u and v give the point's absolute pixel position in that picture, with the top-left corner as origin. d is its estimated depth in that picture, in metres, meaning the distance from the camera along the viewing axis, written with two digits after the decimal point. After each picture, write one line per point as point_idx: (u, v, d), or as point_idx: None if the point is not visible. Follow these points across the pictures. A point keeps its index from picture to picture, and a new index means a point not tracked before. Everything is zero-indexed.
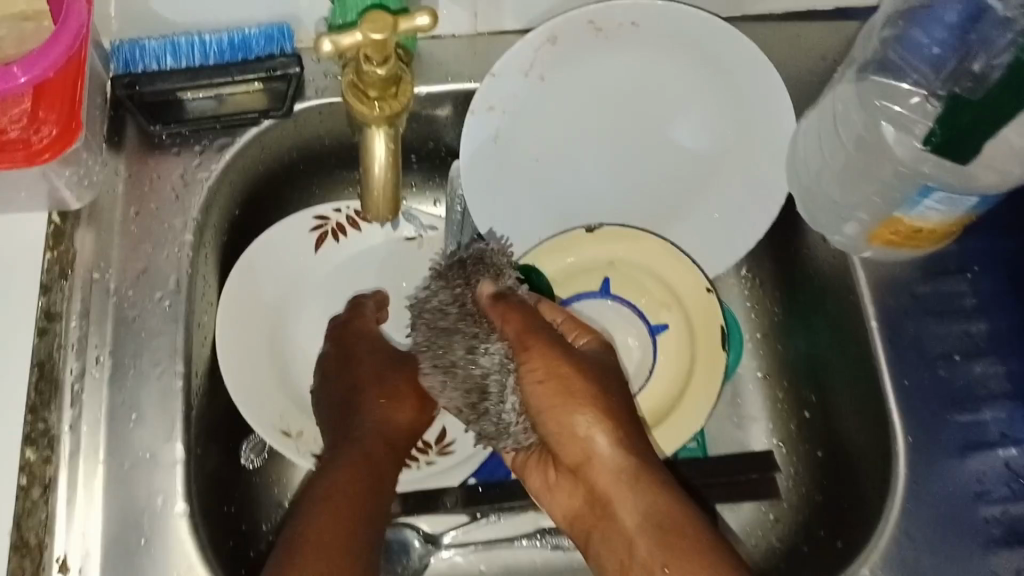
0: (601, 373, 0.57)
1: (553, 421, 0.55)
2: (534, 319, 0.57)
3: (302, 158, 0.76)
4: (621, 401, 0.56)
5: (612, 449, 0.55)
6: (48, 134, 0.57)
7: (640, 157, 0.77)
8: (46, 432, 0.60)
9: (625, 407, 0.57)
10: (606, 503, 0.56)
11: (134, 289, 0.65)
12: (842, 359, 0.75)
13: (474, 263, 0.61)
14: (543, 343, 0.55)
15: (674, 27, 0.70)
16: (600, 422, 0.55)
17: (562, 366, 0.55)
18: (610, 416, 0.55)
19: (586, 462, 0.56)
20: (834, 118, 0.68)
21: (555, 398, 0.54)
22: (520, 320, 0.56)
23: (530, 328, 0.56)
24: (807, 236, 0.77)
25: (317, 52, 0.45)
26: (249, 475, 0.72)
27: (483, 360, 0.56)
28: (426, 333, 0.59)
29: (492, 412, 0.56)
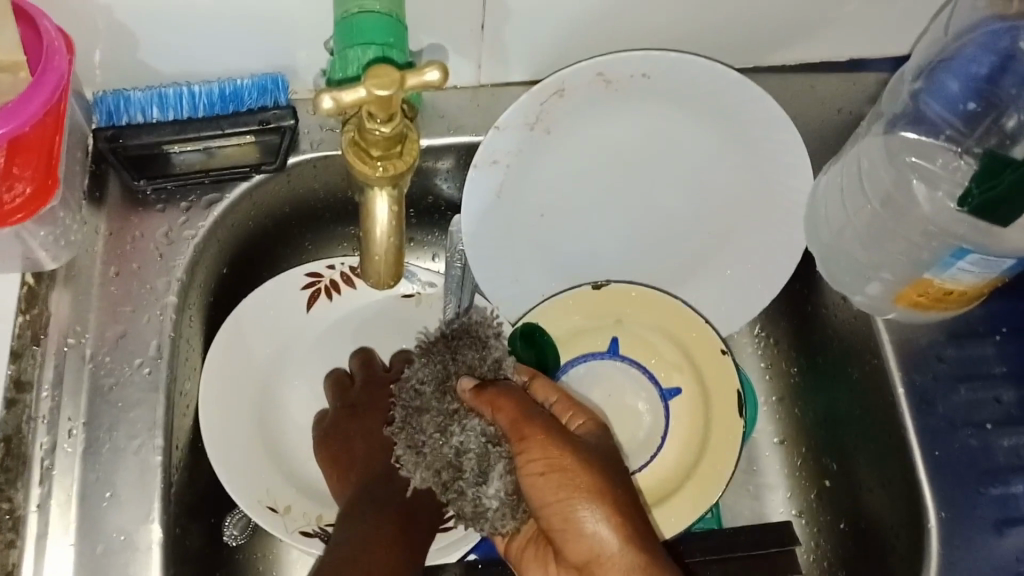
0: (605, 460, 0.55)
1: (559, 514, 0.53)
2: (527, 403, 0.54)
3: (295, 213, 0.72)
4: (626, 488, 0.54)
5: (619, 544, 0.52)
6: (21, 192, 0.53)
7: (651, 213, 0.73)
8: (11, 512, 0.55)
9: (629, 494, 0.54)
10: None
11: (111, 355, 0.61)
12: (869, 425, 0.71)
13: (457, 336, 0.57)
14: (542, 431, 0.53)
15: (690, 82, 0.65)
16: (606, 516, 0.52)
17: (562, 457, 0.53)
18: (615, 508, 0.52)
19: (593, 561, 0.53)
20: (860, 173, 0.65)
21: (555, 489, 0.52)
22: (513, 408, 0.53)
23: (524, 416, 0.53)
24: (826, 295, 0.74)
25: (315, 110, 0.40)
26: (232, 553, 0.66)
27: (460, 440, 0.53)
28: (400, 414, 0.56)
29: (469, 495, 0.52)
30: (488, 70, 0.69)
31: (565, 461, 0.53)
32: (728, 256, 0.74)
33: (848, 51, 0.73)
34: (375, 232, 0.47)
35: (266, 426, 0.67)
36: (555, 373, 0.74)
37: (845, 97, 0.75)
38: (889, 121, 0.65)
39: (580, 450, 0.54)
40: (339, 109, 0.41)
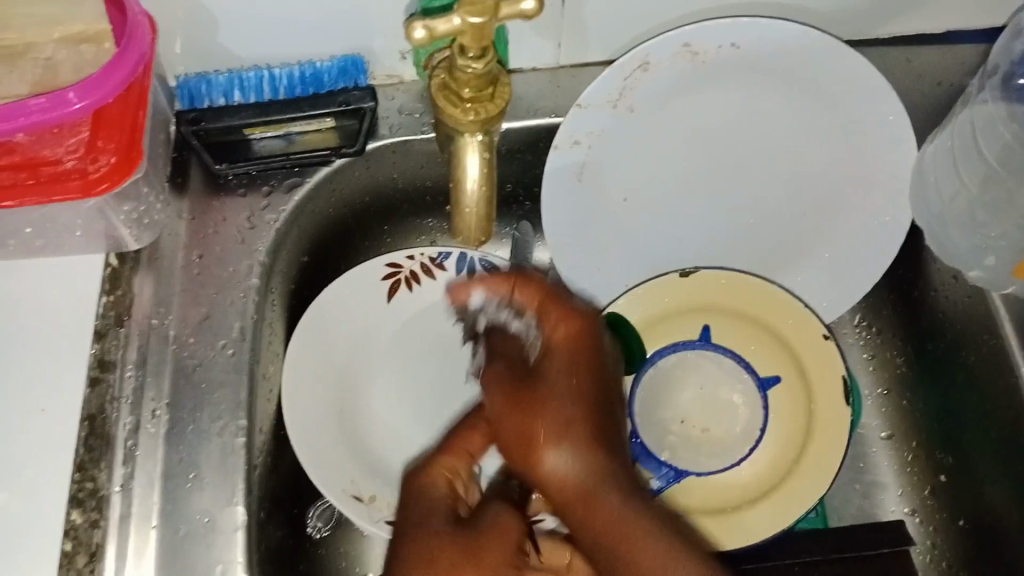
0: (573, 358, 0.50)
1: (519, 448, 0.48)
2: (518, 363, 0.52)
3: (375, 204, 0.70)
4: (575, 362, 0.50)
5: (570, 400, 0.48)
6: (105, 163, 0.52)
7: (740, 191, 0.69)
8: (95, 492, 0.54)
9: (594, 387, 0.49)
10: (534, 466, 0.48)
11: (195, 336, 0.60)
12: (984, 413, 0.67)
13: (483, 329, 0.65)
14: (499, 376, 0.52)
15: (785, 51, 0.60)
16: (568, 371, 0.49)
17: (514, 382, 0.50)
18: (582, 385, 0.49)
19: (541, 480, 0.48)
20: (974, 131, 0.64)
21: (516, 425, 0.49)
22: (503, 369, 0.52)
23: (516, 394, 0.50)
24: (934, 276, 0.70)
25: (408, 38, 0.41)
26: (314, 546, 0.64)
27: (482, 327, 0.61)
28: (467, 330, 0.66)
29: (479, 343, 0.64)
30: (567, 50, 0.67)
31: (523, 384, 0.50)
32: (826, 238, 0.71)
33: (945, 18, 0.68)
34: (466, 181, 0.48)
35: (346, 414, 0.65)
36: (642, 365, 0.70)
37: (943, 69, 0.70)
38: (1004, 78, 0.63)
39: (546, 342, 0.52)
40: (433, 38, 0.42)
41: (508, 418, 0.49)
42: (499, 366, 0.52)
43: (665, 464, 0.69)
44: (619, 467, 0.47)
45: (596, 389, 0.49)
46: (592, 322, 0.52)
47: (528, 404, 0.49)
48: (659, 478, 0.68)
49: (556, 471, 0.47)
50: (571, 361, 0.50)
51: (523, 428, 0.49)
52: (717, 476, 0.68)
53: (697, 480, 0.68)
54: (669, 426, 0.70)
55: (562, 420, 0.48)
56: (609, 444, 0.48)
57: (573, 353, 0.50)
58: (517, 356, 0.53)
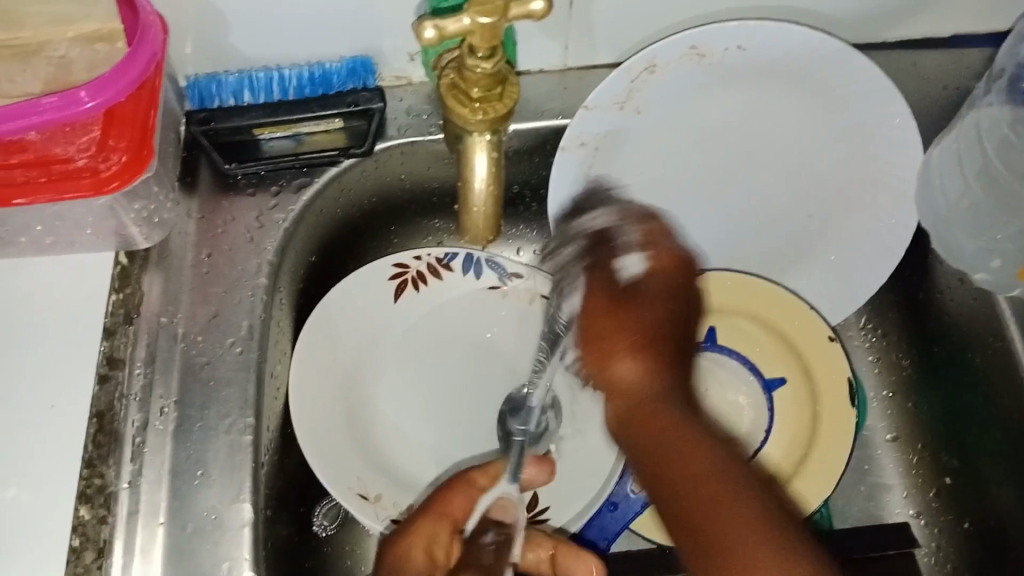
0: (670, 291, 0.51)
1: (596, 341, 0.49)
2: (609, 262, 0.52)
3: (382, 204, 0.70)
4: (664, 283, 0.51)
5: (655, 314, 0.49)
6: (117, 161, 0.53)
7: (747, 192, 0.69)
8: (103, 488, 0.54)
9: (677, 321, 0.50)
10: (607, 366, 0.49)
11: (203, 335, 0.61)
12: (989, 415, 0.67)
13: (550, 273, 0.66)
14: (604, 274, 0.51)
15: (794, 53, 0.60)
16: (655, 298, 0.50)
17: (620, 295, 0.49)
18: (668, 315, 0.50)
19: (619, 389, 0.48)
20: (979, 135, 0.64)
21: (601, 325, 0.49)
22: (601, 280, 0.50)
23: (617, 306, 0.49)
24: (940, 279, 0.70)
25: (418, 38, 0.41)
26: (321, 544, 0.64)
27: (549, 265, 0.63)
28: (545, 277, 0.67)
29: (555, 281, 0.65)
30: (575, 52, 0.67)
31: (644, 287, 0.50)
32: (833, 240, 0.71)
33: (951, 22, 0.68)
34: (474, 181, 0.48)
35: (353, 413, 0.65)
36: None
37: (949, 72, 0.70)
38: (1010, 81, 0.64)
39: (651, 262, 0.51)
40: (442, 38, 0.42)
41: (593, 319, 0.49)
42: (597, 279, 0.51)
43: None
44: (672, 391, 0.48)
45: (673, 321, 0.50)
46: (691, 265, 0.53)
47: (625, 312, 0.49)
48: None
49: (626, 378, 0.48)
50: (669, 289, 0.51)
51: (608, 321, 0.49)
52: None
53: None
54: None
55: (639, 335, 0.49)
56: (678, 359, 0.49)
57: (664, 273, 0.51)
58: (610, 266, 0.51)
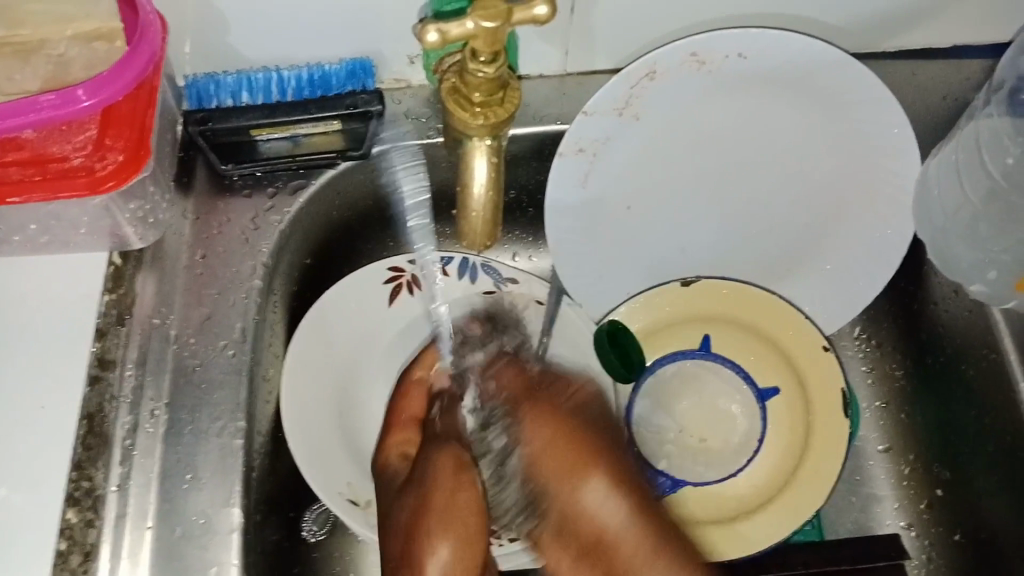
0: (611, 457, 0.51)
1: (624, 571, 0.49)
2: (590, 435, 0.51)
3: (377, 206, 0.70)
4: (610, 475, 0.50)
5: (620, 516, 0.49)
6: (113, 161, 0.52)
7: (743, 201, 0.69)
8: (91, 491, 0.54)
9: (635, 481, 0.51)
10: None
11: (196, 337, 0.60)
12: (983, 428, 0.67)
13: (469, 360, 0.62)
14: (575, 527, 0.49)
15: (792, 64, 0.60)
16: (611, 487, 0.50)
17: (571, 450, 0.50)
18: (618, 476, 0.50)
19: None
20: (979, 146, 0.64)
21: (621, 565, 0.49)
22: (564, 442, 0.51)
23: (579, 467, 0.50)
24: (934, 291, 0.71)
25: (421, 40, 0.41)
26: (310, 549, 0.64)
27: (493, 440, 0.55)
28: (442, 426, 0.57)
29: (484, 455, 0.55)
30: (575, 58, 0.67)
31: (598, 502, 0.49)
32: (827, 251, 0.71)
33: (951, 34, 0.69)
34: (473, 185, 0.48)
35: (344, 417, 0.64)
36: (641, 373, 0.70)
37: (946, 84, 0.71)
38: (1009, 93, 0.64)
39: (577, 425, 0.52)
40: (445, 42, 0.42)
41: (560, 441, 0.51)
42: (574, 503, 0.49)
43: (662, 473, 0.68)
44: (644, 502, 0.50)
45: (656, 516, 0.50)
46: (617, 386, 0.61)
47: (606, 525, 0.49)
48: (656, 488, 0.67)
49: None
50: (614, 418, 0.55)
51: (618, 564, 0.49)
52: (717, 486, 0.68)
53: (693, 490, 0.68)
54: (668, 436, 0.71)
55: (605, 453, 0.51)
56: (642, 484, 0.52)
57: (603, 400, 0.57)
58: (569, 479, 0.50)
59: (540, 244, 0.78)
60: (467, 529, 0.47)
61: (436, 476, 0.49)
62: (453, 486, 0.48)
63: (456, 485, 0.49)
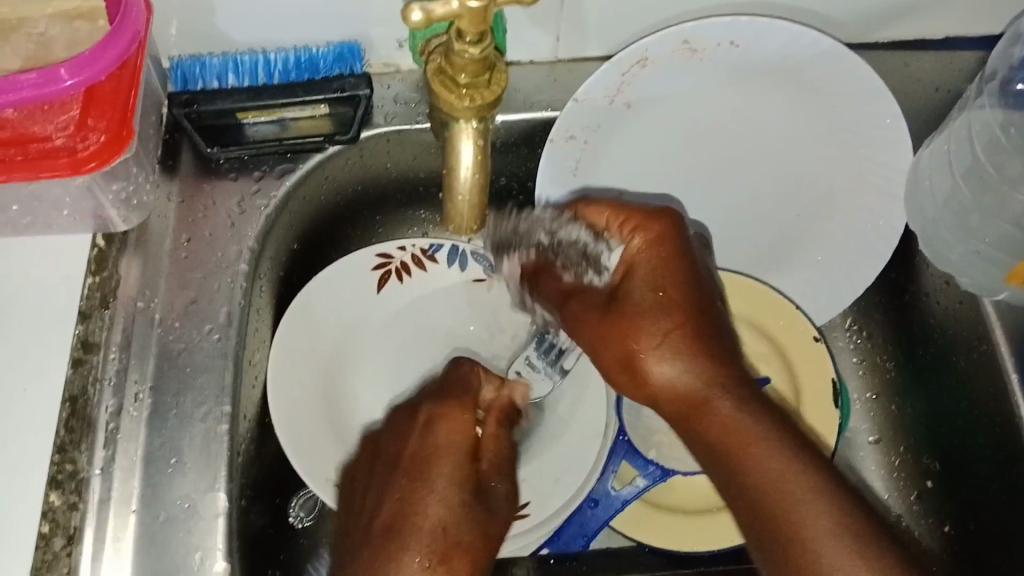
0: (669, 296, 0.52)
1: (693, 402, 0.51)
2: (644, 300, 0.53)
3: (367, 192, 0.69)
4: (663, 329, 0.52)
5: (679, 366, 0.51)
6: (95, 141, 0.52)
7: (735, 190, 0.69)
8: (74, 474, 0.53)
9: (690, 308, 0.52)
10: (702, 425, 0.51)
11: (181, 320, 0.60)
12: (972, 421, 0.67)
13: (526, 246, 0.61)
14: (650, 350, 0.52)
15: (786, 51, 0.59)
16: (674, 348, 0.52)
17: (631, 322, 0.52)
18: (679, 321, 0.52)
19: (698, 411, 0.51)
20: (971, 136, 0.64)
21: (687, 405, 0.51)
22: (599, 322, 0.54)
23: (630, 333, 0.52)
24: (926, 281, 0.70)
25: (405, 20, 0.41)
26: (297, 536, 0.64)
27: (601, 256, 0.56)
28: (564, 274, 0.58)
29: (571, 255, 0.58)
30: (566, 44, 0.67)
31: (679, 345, 0.52)
32: (819, 242, 0.70)
33: (945, 24, 0.68)
34: (460, 169, 0.48)
35: (331, 402, 0.64)
36: None
37: (940, 75, 0.70)
38: (1002, 84, 0.63)
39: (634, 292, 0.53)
40: (431, 21, 0.41)
41: (609, 341, 0.53)
42: (648, 345, 0.52)
43: (652, 464, 0.67)
44: (714, 348, 0.52)
45: (703, 342, 0.52)
46: (676, 225, 0.54)
47: (671, 352, 0.52)
48: (646, 477, 0.66)
49: (726, 418, 0.50)
50: (663, 295, 0.52)
51: (686, 398, 0.51)
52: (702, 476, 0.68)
53: (682, 480, 0.68)
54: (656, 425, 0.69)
55: (658, 332, 0.52)
56: (706, 345, 0.52)
57: (649, 258, 0.54)
58: (631, 343, 0.52)
59: None
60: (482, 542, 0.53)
61: (487, 486, 0.54)
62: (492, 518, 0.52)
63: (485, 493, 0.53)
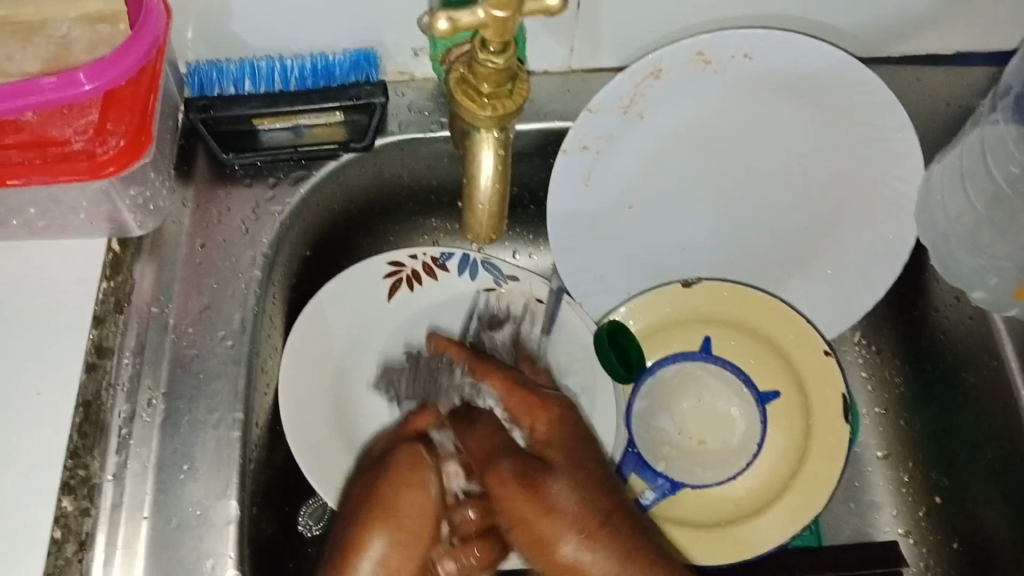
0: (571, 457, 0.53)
1: None
2: (556, 468, 0.52)
3: (379, 200, 0.69)
4: (578, 490, 0.51)
5: (589, 544, 0.49)
6: (114, 145, 0.52)
7: (746, 203, 0.69)
8: (86, 480, 0.53)
9: (601, 479, 0.53)
10: None
11: (194, 326, 0.60)
12: (983, 437, 0.67)
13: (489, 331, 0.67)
14: (550, 512, 0.50)
15: (801, 64, 0.60)
16: (587, 525, 0.50)
17: (538, 488, 0.50)
18: (589, 490, 0.51)
19: None
20: (984, 152, 0.64)
21: None
22: (511, 489, 0.51)
23: (534, 497, 0.50)
24: (936, 296, 0.70)
25: (432, 29, 0.41)
26: (306, 544, 0.63)
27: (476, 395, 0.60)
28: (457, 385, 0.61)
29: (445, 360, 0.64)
30: (580, 54, 0.67)
31: (596, 526, 0.50)
32: (830, 255, 0.71)
33: (956, 40, 0.68)
34: (481, 178, 0.47)
35: (341, 410, 0.64)
36: (641, 374, 0.70)
37: (951, 90, 0.70)
38: (1016, 100, 0.64)
39: (550, 462, 0.52)
40: (457, 30, 0.42)
41: (519, 516, 0.50)
42: (557, 514, 0.50)
43: (660, 476, 0.68)
44: (627, 525, 0.51)
45: (617, 520, 0.51)
46: (565, 411, 0.56)
47: (591, 527, 0.50)
48: (654, 490, 0.67)
49: None
50: (573, 466, 0.52)
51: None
52: (713, 489, 0.68)
53: (692, 492, 0.68)
54: (666, 437, 0.70)
55: (575, 501, 0.50)
56: (625, 525, 0.51)
57: (558, 443, 0.54)
58: (540, 507, 0.50)
59: (540, 242, 0.77)
60: (416, 532, 0.52)
61: (392, 467, 0.54)
62: (401, 484, 0.52)
63: (410, 479, 0.53)
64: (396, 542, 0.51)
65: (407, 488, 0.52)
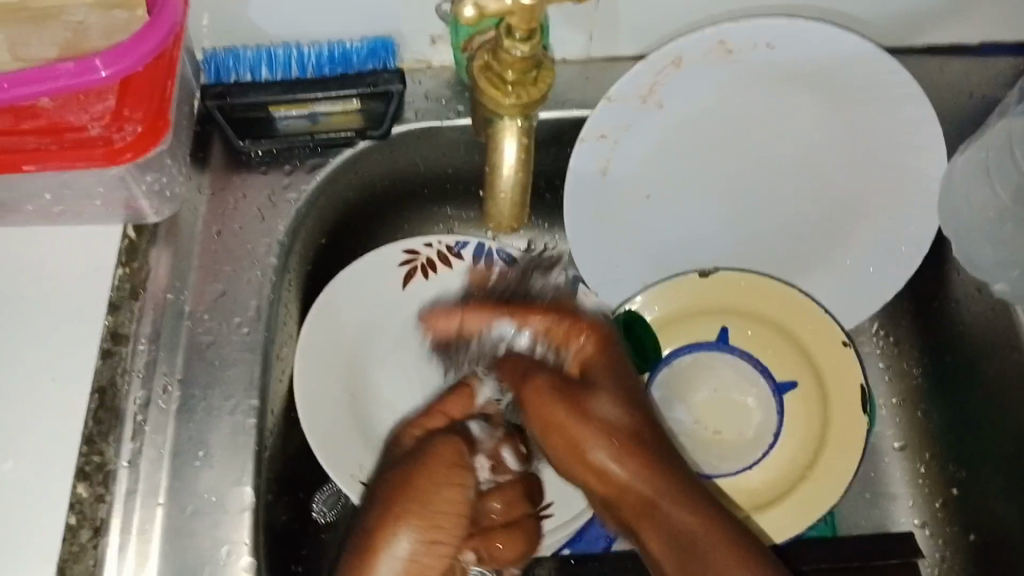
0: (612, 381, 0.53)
1: (645, 504, 0.51)
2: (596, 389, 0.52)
3: (394, 188, 0.69)
4: (620, 408, 0.51)
5: (623, 458, 0.50)
6: (131, 132, 0.51)
7: (765, 193, 0.68)
8: (102, 466, 0.53)
9: (640, 403, 0.53)
10: (658, 520, 0.51)
11: (210, 314, 0.60)
12: (1003, 430, 0.66)
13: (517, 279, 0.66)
14: (589, 430, 0.50)
15: (822, 54, 0.59)
16: (622, 441, 0.50)
17: (577, 405, 0.51)
18: (629, 411, 0.52)
19: (652, 507, 0.51)
20: (1011, 143, 0.64)
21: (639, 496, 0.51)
22: (548, 404, 0.51)
23: (571, 411, 0.50)
24: (957, 288, 0.69)
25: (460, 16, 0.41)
26: (318, 531, 0.63)
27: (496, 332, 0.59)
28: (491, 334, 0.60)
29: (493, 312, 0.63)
30: (598, 41, 0.66)
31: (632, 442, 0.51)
32: (849, 246, 0.70)
33: (981, 29, 0.67)
34: (502, 168, 0.47)
35: (356, 399, 0.64)
36: (658, 364, 0.69)
37: (975, 80, 0.69)
38: None
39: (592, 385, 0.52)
40: (484, 18, 0.41)
41: (558, 428, 0.51)
42: (591, 428, 0.50)
43: None
44: (662, 448, 0.52)
45: (653, 444, 0.51)
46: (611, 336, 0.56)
47: (622, 444, 0.51)
48: None
49: (683, 524, 0.50)
50: (623, 392, 0.52)
51: (640, 490, 0.51)
52: (727, 480, 0.67)
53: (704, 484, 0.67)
54: (679, 428, 0.69)
55: (611, 420, 0.51)
56: (662, 453, 0.51)
57: (599, 366, 0.54)
58: (578, 422, 0.50)
59: (556, 232, 0.77)
60: (447, 531, 0.48)
61: (430, 460, 0.49)
62: (439, 480, 0.48)
63: (436, 476, 0.49)
64: (428, 541, 0.47)
65: (451, 487, 0.49)
